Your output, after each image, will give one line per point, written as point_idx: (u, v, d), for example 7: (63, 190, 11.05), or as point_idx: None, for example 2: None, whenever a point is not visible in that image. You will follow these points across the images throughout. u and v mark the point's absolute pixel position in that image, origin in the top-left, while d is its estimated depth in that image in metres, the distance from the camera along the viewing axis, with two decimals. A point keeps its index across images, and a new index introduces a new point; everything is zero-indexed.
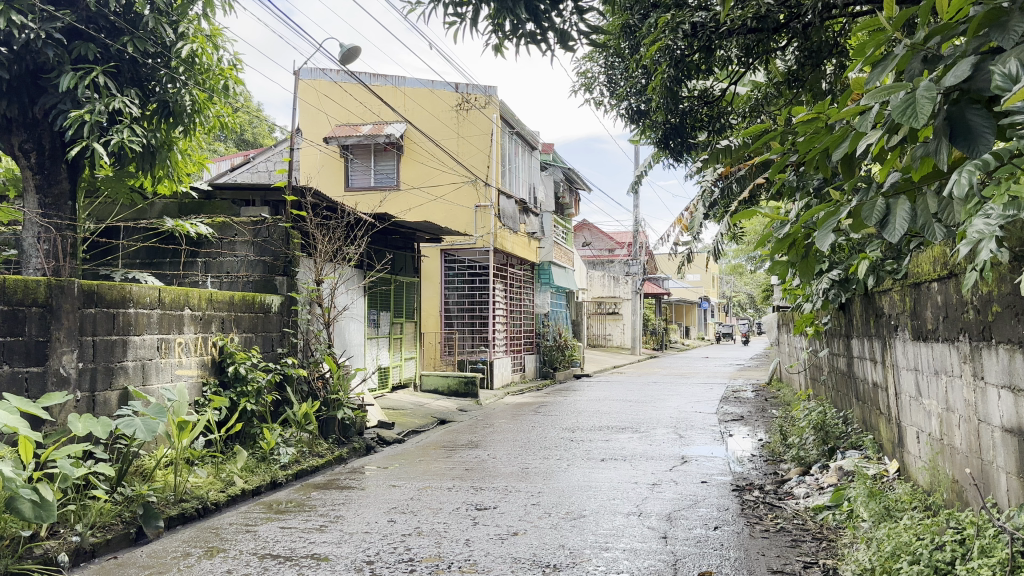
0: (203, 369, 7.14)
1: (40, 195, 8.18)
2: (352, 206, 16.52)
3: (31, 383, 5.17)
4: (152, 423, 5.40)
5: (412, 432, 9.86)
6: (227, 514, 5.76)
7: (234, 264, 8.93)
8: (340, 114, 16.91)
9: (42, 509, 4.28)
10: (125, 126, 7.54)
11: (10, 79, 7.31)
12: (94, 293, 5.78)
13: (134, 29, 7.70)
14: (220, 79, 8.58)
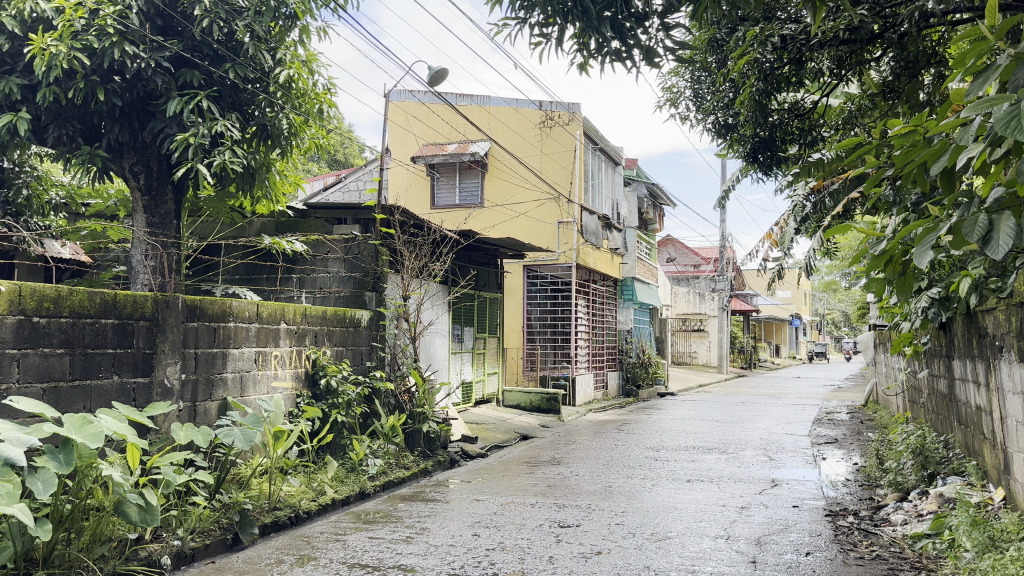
0: (297, 381, 7.39)
1: (148, 214, 8.68)
2: (438, 223, 16.82)
3: (138, 394, 5.48)
4: (250, 434, 5.61)
5: (495, 447, 9.93)
6: (318, 523, 5.93)
7: (326, 280, 9.24)
8: (426, 134, 17.29)
9: (147, 513, 4.52)
10: (227, 148, 7.89)
11: (123, 105, 7.80)
12: (197, 307, 6.07)
13: (235, 56, 8.08)
14: (316, 102, 8.93)
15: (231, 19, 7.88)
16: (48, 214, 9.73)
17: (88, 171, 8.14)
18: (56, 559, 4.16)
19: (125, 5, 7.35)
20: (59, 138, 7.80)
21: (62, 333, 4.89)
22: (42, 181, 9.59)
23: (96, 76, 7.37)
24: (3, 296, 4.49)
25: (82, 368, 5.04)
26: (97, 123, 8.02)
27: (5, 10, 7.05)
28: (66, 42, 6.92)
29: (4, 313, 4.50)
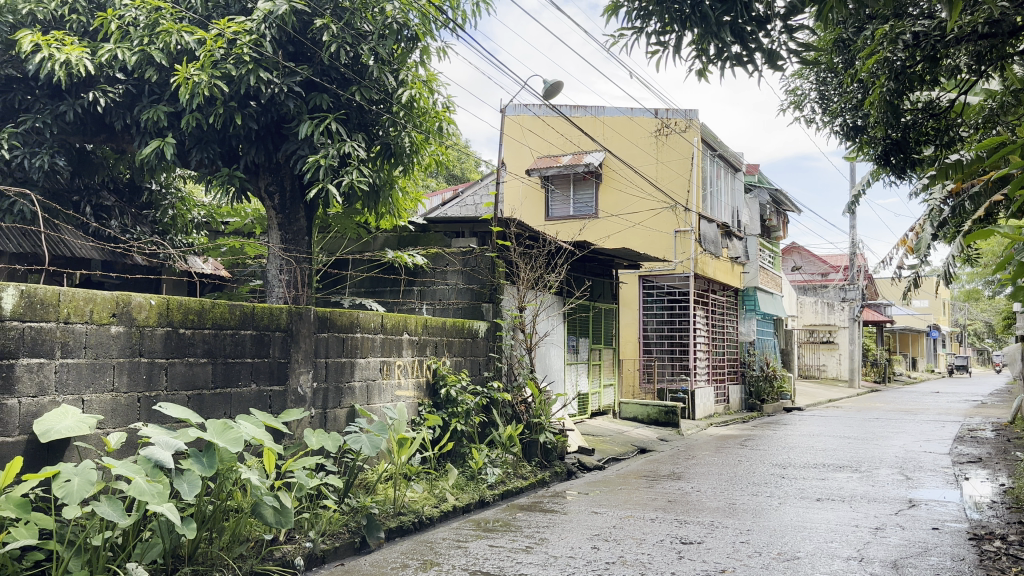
0: (419, 390, 7.60)
1: (282, 231, 9.20)
2: (553, 235, 16.90)
3: (274, 401, 5.82)
4: (377, 440, 5.79)
5: (613, 459, 9.86)
6: (440, 530, 6.07)
7: (445, 292, 9.51)
8: (540, 146, 17.45)
9: (281, 515, 4.75)
10: (354, 167, 8.21)
11: (259, 129, 8.29)
12: (327, 319, 6.35)
13: (361, 78, 8.43)
14: (436, 120, 9.19)
15: (357, 43, 8.21)
16: (192, 232, 10.44)
17: (228, 191, 8.68)
18: (199, 557, 4.44)
19: (260, 34, 7.79)
20: (202, 162, 8.36)
21: (205, 344, 5.22)
22: (187, 202, 10.32)
23: (234, 102, 7.85)
24: (153, 309, 4.85)
25: (223, 376, 5.37)
26: (235, 146, 8.55)
27: (154, 43, 7.61)
28: (207, 71, 7.40)
29: (154, 325, 4.86)
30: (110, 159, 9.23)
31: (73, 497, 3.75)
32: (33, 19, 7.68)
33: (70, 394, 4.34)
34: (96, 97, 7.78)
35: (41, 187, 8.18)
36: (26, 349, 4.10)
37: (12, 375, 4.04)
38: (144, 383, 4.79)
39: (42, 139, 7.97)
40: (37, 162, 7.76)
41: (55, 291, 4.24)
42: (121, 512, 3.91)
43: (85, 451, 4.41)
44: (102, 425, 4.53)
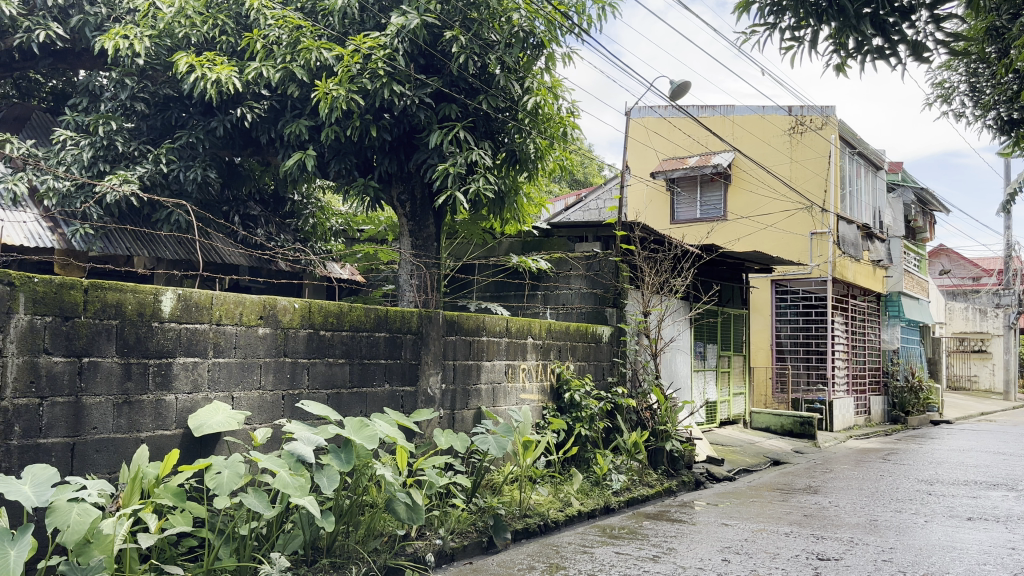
0: (543, 394, 7.65)
1: (412, 238, 9.51)
2: (679, 238, 16.58)
3: (406, 401, 6.02)
4: (503, 441, 5.87)
5: (743, 470, 9.57)
6: (566, 534, 6.08)
7: (569, 296, 9.52)
8: (667, 148, 17.21)
9: (413, 512, 4.90)
10: (481, 175, 8.36)
11: (392, 140, 8.61)
12: (455, 322, 6.50)
13: (488, 87, 8.61)
14: (560, 125, 9.24)
15: (484, 53, 8.38)
16: (331, 239, 10.92)
17: (363, 200, 9.06)
18: (337, 549, 4.67)
19: (393, 48, 8.05)
20: (339, 172, 8.75)
21: (343, 345, 5.47)
22: (326, 211, 10.81)
23: (369, 115, 8.18)
24: (296, 312, 5.13)
25: (359, 376, 5.60)
26: (369, 157, 8.90)
27: (296, 61, 8.02)
28: (345, 86, 7.73)
29: (297, 326, 5.13)
30: (256, 171, 9.81)
31: (224, 488, 4.02)
32: (188, 42, 8.26)
33: (221, 392, 4.65)
34: (243, 113, 8.30)
35: (195, 198, 8.77)
36: (182, 349, 4.43)
37: (170, 373, 4.37)
38: (288, 381, 5.06)
39: (196, 154, 8.56)
40: (192, 175, 8.34)
41: (209, 295, 4.55)
42: (266, 504, 4.15)
43: (234, 445, 4.72)
44: (250, 421, 4.82)
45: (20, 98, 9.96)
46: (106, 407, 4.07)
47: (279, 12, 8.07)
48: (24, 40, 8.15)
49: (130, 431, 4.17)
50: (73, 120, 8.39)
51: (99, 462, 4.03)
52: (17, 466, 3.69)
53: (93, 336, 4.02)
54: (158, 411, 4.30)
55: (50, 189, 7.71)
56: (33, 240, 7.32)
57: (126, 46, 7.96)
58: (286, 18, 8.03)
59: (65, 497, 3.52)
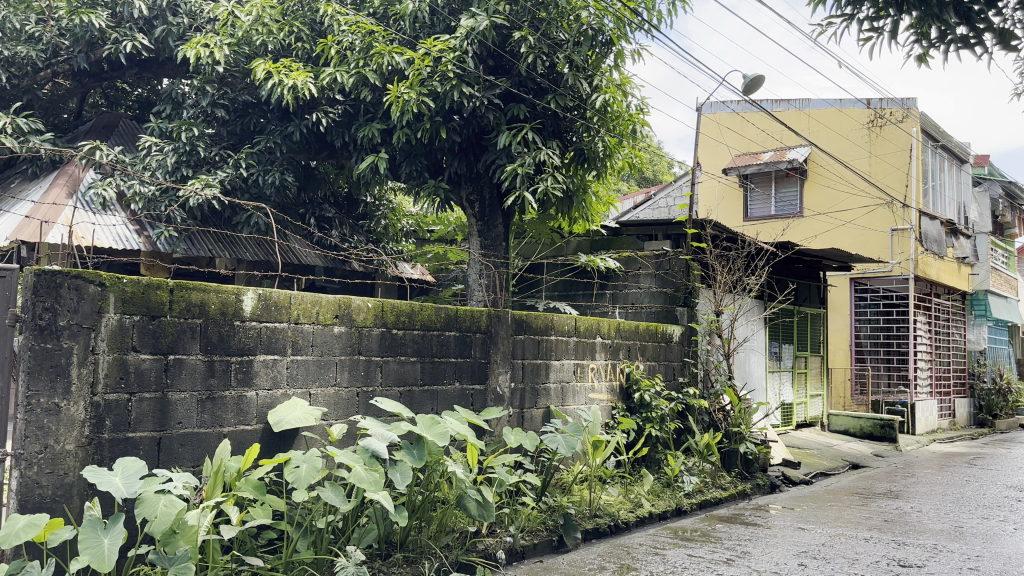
0: (612, 394, 7.60)
1: (482, 237, 9.57)
2: (752, 236, 16.24)
3: (476, 399, 6.07)
4: (572, 441, 5.85)
5: (820, 474, 9.33)
6: (637, 535, 6.05)
7: (638, 295, 9.44)
8: (739, 144, 16.90)
9: (484, 510, 4.95)
10: (549, 174, 8.36)
11: (461, 141, 8.69)
12: (524, 321, 6.52)
13: (556, 87, 8.60)
14: (629, 123, 9.17)
15: (553, 52, 8.39)
16: (402, 239, 11.09)
17: (434, 201, 9.20)
18: (410, 544, 4.76)
19: (463, 50, 8.12)
20: (410, 174, 8.89)
21: (414, 343, 5.55)
22: (397, 212, 10.98)
23: (439, 117, 8.28)
24: (369, 311, 5.23)
25: (430, 374, 5.67)
26: (439, 158, 9.01)
27: (369, 65, 8.17)
28: (416, 89, 7.84)
29: (371, 325, 5.24)
30: (330, 174, 10.04)
31: (302, 482, 4.13)
32: (265, 49, 8.51)
33: (299, 388, 4.78)
34: (319, 117, 8.51)
35: (274, 201, 9.03)
36: (262, 346, 4.57)
37: (251, 370, 4.52)
38: (362, 378, 5.17)
39: (273, 158, 8.81)
40: (269, 179, 8.59)
41: (287, 294, 4.69)
42: (343, 498, 4.25)
43: (311, 440, 4.85)
44: (326, 417, 4.94)
45: (109, 107, 10.42)
46: (190, 402, 4.23)
47: (352, 18, 8.22)
48: (112, 51, 8.53)
49: (213, 426, 4.33)
50: (157, 127, 8.73)
51: (184, 455, 4.20)
52: (108, 459, 3.87)
53: (178, 335, 4.18)
54: (239, 406, 4.45)
55: (137, 194, 8.06)
56: (122, 243, 7.66)
57: (207, 55, 8.25)
58: (359, 24, 8.18)
59: (152, 489, 3.66)
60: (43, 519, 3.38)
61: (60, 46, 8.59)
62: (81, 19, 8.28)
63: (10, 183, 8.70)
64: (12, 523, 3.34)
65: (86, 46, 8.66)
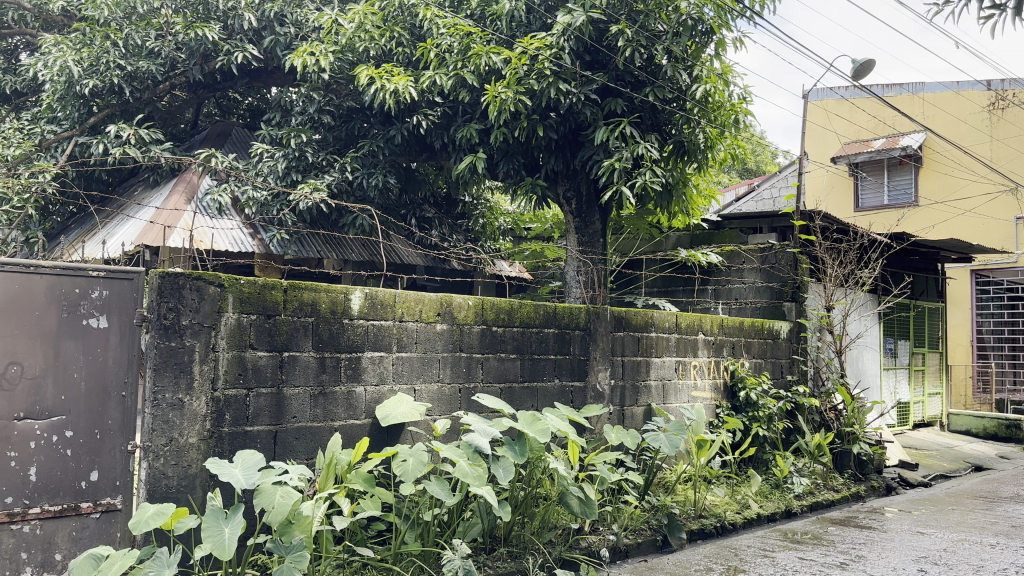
0: (716, 392, 7.43)
1: (579, 234, 9.52)
2: (863, 227, 15.55)
3: (575, 396, 6.05)
4: (675, 439, 5.68)
5: (941, 476, 8.85)
6: (745, 537, 5.90)
7: (742, 291, 9.21)
8: (849, 131, 16.27)
9: (587, 507, 4.93)
10: (648, 168, 8.25)
11: (558, 138, 8.68)
12: (623, 318, 6.46)
13: (655, 79, 8.45)
14: (731, 113, 8.95)
15: (651, 44, 8.25)
16: (500, 237, 11.19)
17: (531, 198, 9.25)
18: (513, 539, 4.81)
19: (559, 47, 8.09)
20: (508, 173, 8.97)
21: (514, 341, 5.58)
22: (495, 211, 11.08)
23: (536, 115, 8.29)
24: (470, 309, 5.29)
25: (530, 371, 5.69)
26: (536, 156, 9.03)
27: (466, 67, 8.24)
28: (513, 88, 7.86)
29: (472, 323, 5.29)
30: (430, 175, 10.24)
31: (409, 476, 4.22)
32: (368, 55, 8.71)
33: (405, 384, 4.88)
34: (419, 120, 8.67)
35: (377, 203, 9.27)
36: (370, 343, 4.69)
37: (359, 366, 4.64)
38: (464, 375, 5.23)
39: (376, 161, 9.04)
40: (373, 181, 8.83)
41: (392, 294, 4.79)
42: (448, 492, 4.31)
43: (416, 435, 4.95)
44: (431, 412, 5.03)
45: (222, 116, 10.94)
46: (304, 397, 4.38)
47: (451, 21, 8.30)
48: (225, 62, 8.93)
49: (325, 420, 4.47)
50: (269, 134, 9.09)
51: (299, 448, 4.35)
52: (228, 451, 4.06)
53: (292, 333, 4.34)
54: (349, 402, 4.59)
55: (250, 199, 8.43)
56: (237, 245, 8.03)
57: (313, 63, 8.54)
58: (457, 26, 8.26)
59: (269, 481, 3.80)
60: (169, 507, 3.57)
61: (177, 59, 9.05)
62: (196, 33, 8.71)
63: (135, 191, 9.25)
64: (142, 512, 3.54)
65: (201, 58, 9.10)
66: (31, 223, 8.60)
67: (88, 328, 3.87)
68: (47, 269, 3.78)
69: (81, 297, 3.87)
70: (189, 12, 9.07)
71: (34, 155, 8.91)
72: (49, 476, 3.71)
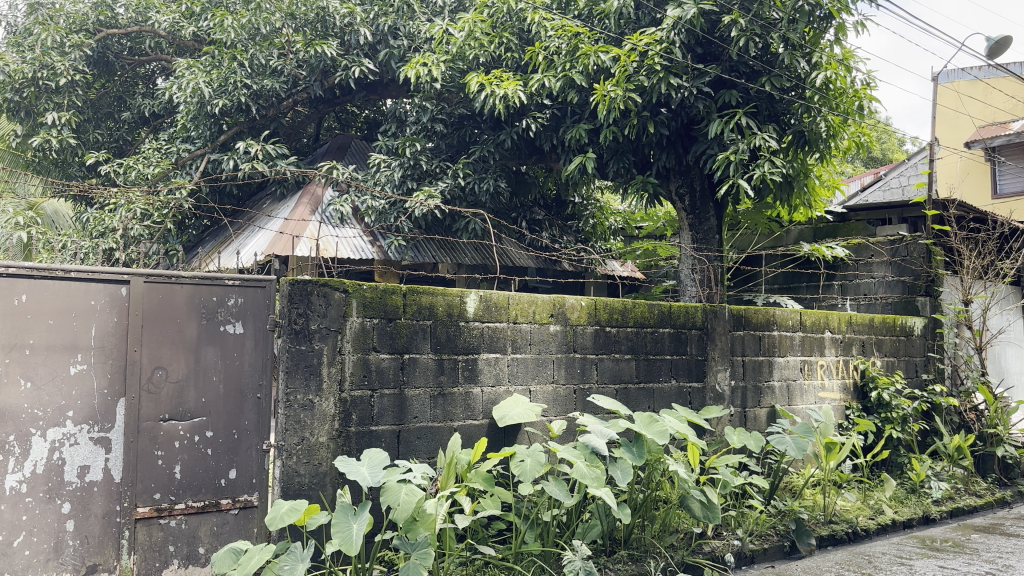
0: (846, 393, 7.12)
1: (693, 231, 9.34)
2: (1003, 214, 14.56)
3: (694, 397, 5.91)
4: (802, 442, 5.42)
5: None
6: (879, 543, 5.62)
7: (871, 286, 8.79)
8: (983, 113, 15.33)
9: (710, 510, 4.80)
10: (766, 160, 7.98)
11: (670, 134, 8.55)
12: (743, 317, 6.27)
13: (771, 68, 8.20)
14: (855, 99, 8.56)
15: (766, 32, 8.01)
16: (611, 237, 11.14)
17: (643, 197, 9.16)
18: (634, 542, 4.76)
19: (670, 42, 7.91)
20: (619, 172, 8.92)
21: (629, 341, 5.52)
22: (605, 211, 11.02)
23: (647, 112, 8.19)
24: (583, 309, 5.27)
25: (646, 371, 5.61)
26: (647, 154, 8.93)
27: (575, 67, 8.23)
28: (623, 86, 7.79)
29: (585, 324, 5.28)
30: (541, 177, 10.19)
31: (527, 476, 4.23)
32: (478, 62, 8.78)
33: (520, 385, 4.91)
34: (528, 123, 8.71)
35: (489, 207, 9.41)
36: (485, 345, 4.75)
37: (476, 368, 4.71)
38: (579, 376, 5.22)
39: (487, 166, 9.17)
40: (485, 186, 8.97)
41: (506, 295, 4.84)
42: (567, 493, 4.28)
43: (533, 436, 4.97)
44: (547, 413, 5.05)
45: (341, 129, 11.38)
46: (425, 398, 4.48)
47: (558, 23, 8.29)
48: (343, 77, 9.28)
49: (445, 420, 4.56)
50: (385, 144, 9.35)
51: (421, 448, 4.45)
52: (355, 450, 4.19)
53: (412, 335, 4.45)
54: (467, 402, 4.66)
55: (370, 208, 8.72)
56: (358, 252, 8.32)
57: (425, 74, 8.74)
58: (565, 27, 8.25)
59: (394, 478, 3.89)
60: (301, 504, 3.71)
61: (298, 76, 9.46)
62: (316, 50, 9.09)
63: (263, 204, 9.74)
64: (277, 508, 3.70)
65: (320, 74, 9.50)
66: (171, 236, 9.21)
67: (225, 333, 4.09)
68: (187, 279, 4.02)
69: (218, 305, 4.09)
70: (308, 30, 9.46)
71: (171, 173, 9.51)
72: (192, 474, 3.94)
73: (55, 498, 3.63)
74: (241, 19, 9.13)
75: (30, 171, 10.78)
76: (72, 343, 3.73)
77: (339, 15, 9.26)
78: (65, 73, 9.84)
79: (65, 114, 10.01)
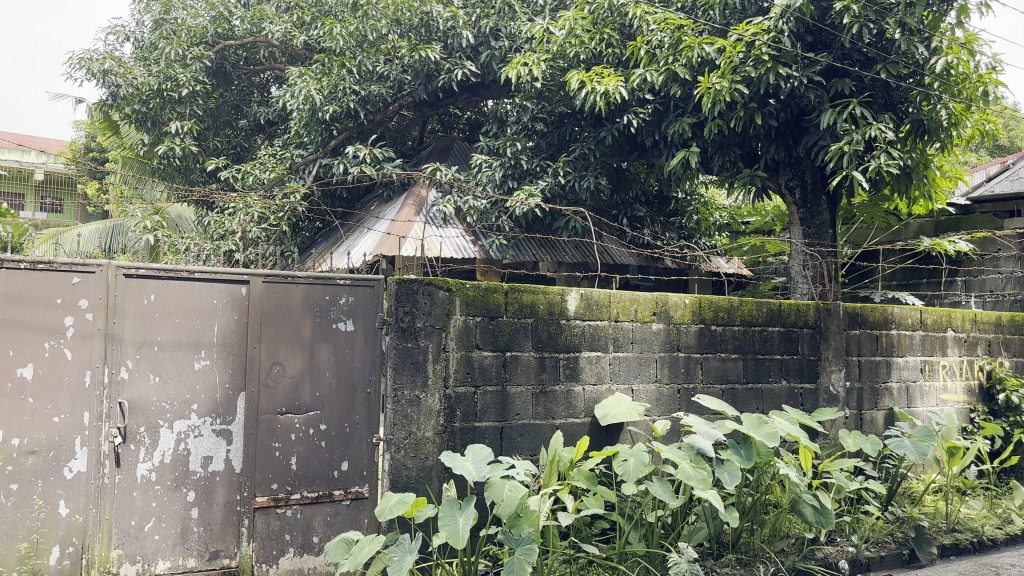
0: (971, 395, 6.75)
1: (804, 226, 9.05)
2: None
3: (806, 398, 5.72)
4: (922, 446, 5.15)
5: None
6: (1008, 554, 5.30)
7: (998, 282, 8.33)
8: None
9: (822, 516, 4.65)
10: (882, 151, 7.64)
11: (778, 125, 8.31)
12: (858, 315, 6.04)
13: (887, 54, 7.84)
14: (979, 84, 8.07)
15: (881, 18, 7.67)
16: (714, 233, 10.94)
17: (750, 191, 8.93)
18: (742, 546, 4.67)
19: (778, 31, 7.68)
20: (724, 165, 8.73)
21: (735, 340, 5.41)
22: (709, 206, 10.85)
23: (754, 103, 7.96)
24: (687, 308, 5.20)
25: (754, 371, 5.48)
26: (753, 146, 8.70)
27: (678, 60, 8.06)
28: (728, 78, 7.60)
29: (689, 322, 5.20)
30: (641, 174, 10.16)
31: (630, 476, 4.20)
32: (578, 59, 8.75)
33: (622, 384, 4.89)
34: (630, 119, 8.63)
35: (589, 205, 9.41)
36: (587, 344, 4.76)
37: (578, 366, 4.72)
38: (683, 375, 5.14)
39: (588, 164, 9.16)
40: (586, 184, 8.97)
41: (607, 294, 4.84)
42: (671, 494, 4.22)
43: (636, 435, 4.94)
44: (650, 412, 5.00)
45: (444, 131, 11.61)
46: (526, 396, 4.52)
47: (661, 16, 8.16)
48: (446, 80, 9.45)
49: (547, 418, 4.58)
50: (487, 144, 9.47)
51: (523, 444, 4.49)
52: (460, 445, 4.26)
53: (514, 333, 4.49)
54: (568, 400, 4.67)
55: (472, 207, 8.86)
56: (462, 252, 8.49)
57: (526, 73, 8.82)
58: (668, 20, 8.12)
59: (498, 474, 3.95)
60: (410, 496, 3.80)
61: (403, 81, 9.72)
62: (420, 54, 9.27)
63: (371, 206, 10.05)
64: (386, 500, 3.81)
65: (425, 78, 9.72)
66: (287, 239, 9.65)
67: (337, 331, 4.24)
68: (302, 279, 4.19)
69: (331, 303, 4.24)
70: (413, 35, 9.65)
71: (285, 177, 9.95)
72: (308, 465, 4.11)
73: (182, 486, 3.86)
74: (349, 27, 9.47)
75: (155, 177, 11.45)
76: (197, 340, 3.96)
77: (442, 19, 9.43)
78: (187, 84, 10.41)
79: (187, 123, 10.59)
